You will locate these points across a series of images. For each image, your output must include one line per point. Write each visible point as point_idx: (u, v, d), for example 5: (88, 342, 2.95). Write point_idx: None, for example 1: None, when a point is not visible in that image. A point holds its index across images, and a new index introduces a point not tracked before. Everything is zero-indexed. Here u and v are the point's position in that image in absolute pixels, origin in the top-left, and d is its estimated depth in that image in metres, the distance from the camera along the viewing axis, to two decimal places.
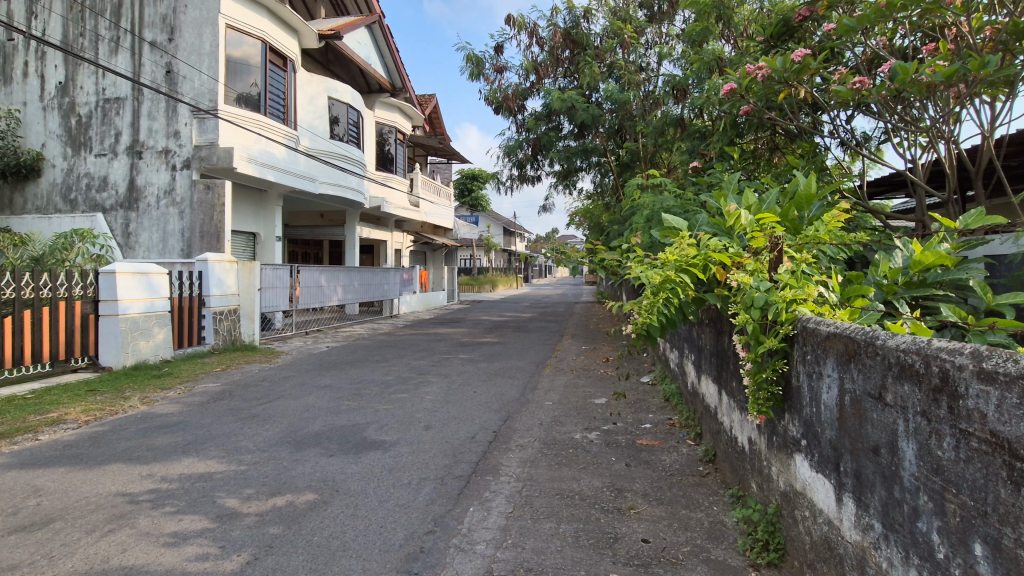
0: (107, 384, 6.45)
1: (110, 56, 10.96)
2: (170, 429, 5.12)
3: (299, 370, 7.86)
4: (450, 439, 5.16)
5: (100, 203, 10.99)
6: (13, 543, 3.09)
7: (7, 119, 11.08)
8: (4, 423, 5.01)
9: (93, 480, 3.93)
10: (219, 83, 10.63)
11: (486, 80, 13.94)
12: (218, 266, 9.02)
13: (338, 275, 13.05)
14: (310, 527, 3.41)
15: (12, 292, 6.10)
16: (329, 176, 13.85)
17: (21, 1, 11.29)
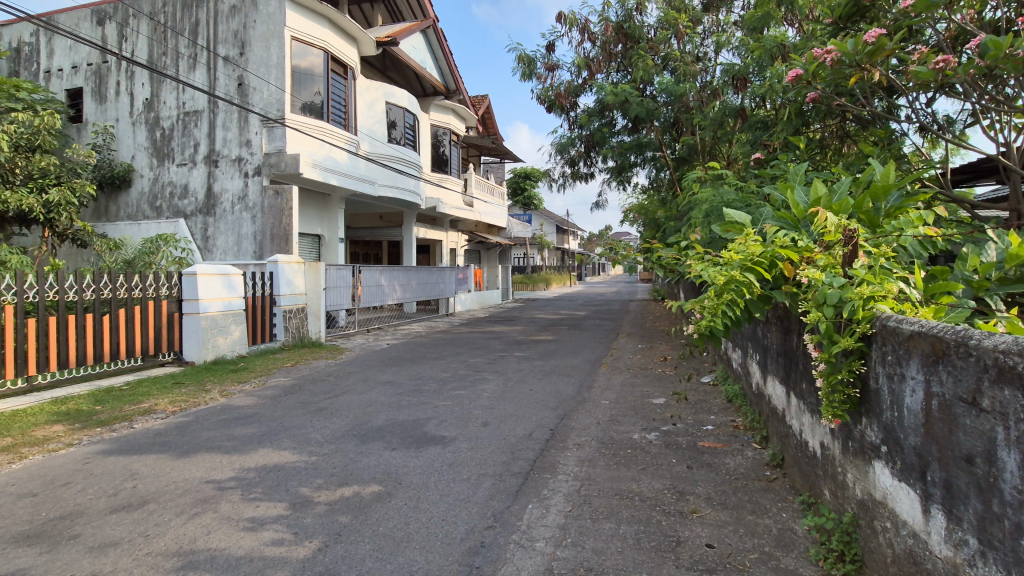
0: (191, 377, 6.96)
1: (189, 72, 11.78)
2: (246, 420, 5.47)
3: (362, 366, 8.17)
4: (508, 436, 5.21)
5: (182, 209, 11.84)
6: (114, 521, 3.39)
7: (102, 134, 12.12)
8: (104, 412, 5.51)
9: (180, 467, 4.26)
10: (286, 93, 11.20)
11: (538, 79, 13.93)
12: (287, 267, 9.51)
13: (397, 275, 13.45)
14: (376, 517, 3.54)
15: (109, 293, 6.70)
16: (387, 179, 14.29)
17: (112, 25, 12.29)
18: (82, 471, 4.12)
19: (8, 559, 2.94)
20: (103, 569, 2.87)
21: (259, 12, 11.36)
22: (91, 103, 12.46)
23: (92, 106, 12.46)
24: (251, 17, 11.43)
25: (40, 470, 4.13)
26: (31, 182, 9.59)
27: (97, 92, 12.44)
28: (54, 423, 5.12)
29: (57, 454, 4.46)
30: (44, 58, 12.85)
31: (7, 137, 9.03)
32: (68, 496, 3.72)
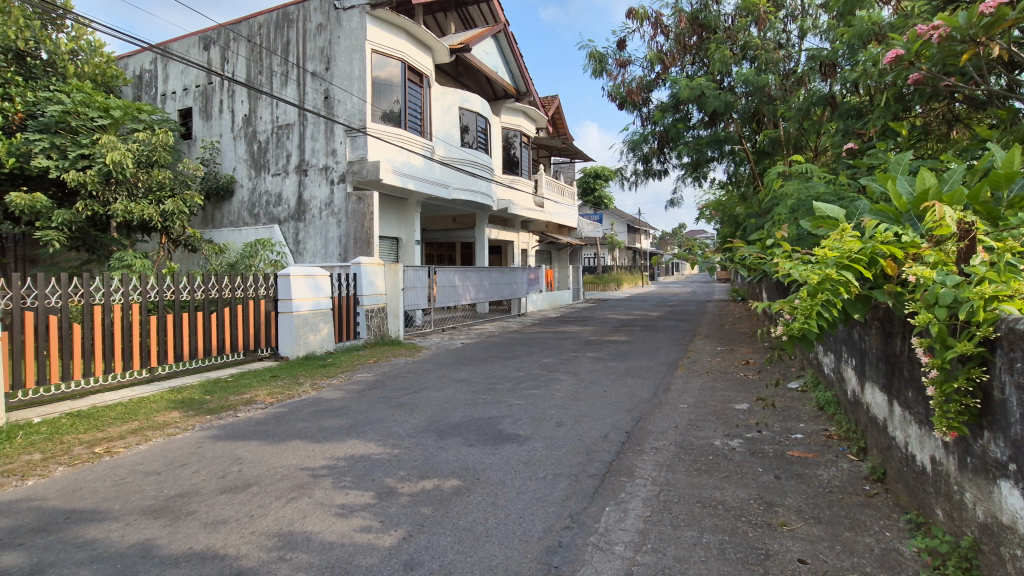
0: (286, 371, 7.51)
1: (282, 88, 12.71)
2: (335, 413, 5.82)
3: (438, 364, 8.43)
4: (583, 437, 5.17)
5: (276, 216, 12.79)
6: (224, 501, 3.73)
7: (209, 149, 13.34)
8: (213, 401, 6.07)
9: (278, 454, 4.60)
10: (367, 104, 11.79)
11: (609, 77, 13.71)
12: (369, 268, 9.97)
13: (470, 275, 13.75)
14: (456, 511, 3.65)
15: (216, 293, 7.36)
16: (461, 182, 14.66)
17: (216, 49, 13.49)
18: (196, 454, 4.56)
19: (139, 529, 3.31)
20: (216, 544, 3.16)
21: (343, 28, 12.04)
22: (199, 121, 13.74)
23: (200, 124, 13.75)
24: (335, 33, 12.14)
25: (162, 452, 4.62)
26: (152, 195, 10.73)
27: (204, 111, 13.71)
28: (173, 410, 5.70)
29: (175, 438, 4.97)
30: (161, 83, 14.34)
31: (132, 155, 10.17)
32: (185, 476, 4.13)
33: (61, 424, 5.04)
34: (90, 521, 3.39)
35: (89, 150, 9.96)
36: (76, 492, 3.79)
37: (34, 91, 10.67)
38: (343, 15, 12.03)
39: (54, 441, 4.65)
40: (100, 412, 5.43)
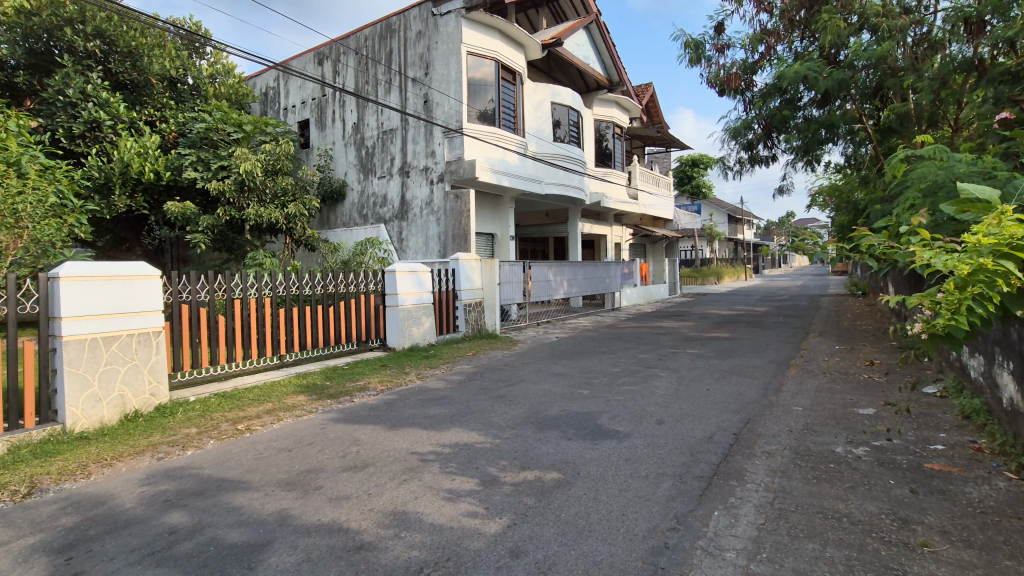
0: (394, 361, 8.00)
1: (386, 95, 13.49)
2: (439, 402, 6.11)
3: (535, 358, 8.54)
4: (686, 436, 4.98)
5: (382, 216, 13.63)
6: (346, 478, 4.07)
7: (324, 156, 14.51)
8: (333, 387, 6.63)
9: (391, 438, 4.92)
10: (463, 105, 12.18)
11: (707, 64, 12.95)
12: (467, 264, 10.34)
13: (564, 270, 13.76)
14: (558, 503, 3.68)
15: (333, 288, 8.01)
16: (553, 177, 14.69)
17: (329, 63, 14.61)
18: (320, 435, 5.02)
19: (276, 499, 3.70)
20: (340, 518, 3.45)
21: (440, 34, 12.50)
22: (316, 131, 14.98)
23: (316, 134, 14.99)
24: (433, 39, 12.65)
25: (293, 431, 5.13)
26: (278, 200, 11.94)
27: (319, 121, 14.92)
28: (299, 394, 6.31)
29: (302, 418, 5.50)
30: (284, 98, 15.82)
31: (261, 165, 11.35)
32: (312, 453, 4.56)
33: (210, 403, 5.77)
34: (237, 490, 3.85)
35: (227, 161, 11.22)
36: (224, 463, 4.32)
37: (184, 113, 12.21)
38: (440, 21, 12.48)
39: (206, 417, 5.34)
40: (241, 394, 6.14)
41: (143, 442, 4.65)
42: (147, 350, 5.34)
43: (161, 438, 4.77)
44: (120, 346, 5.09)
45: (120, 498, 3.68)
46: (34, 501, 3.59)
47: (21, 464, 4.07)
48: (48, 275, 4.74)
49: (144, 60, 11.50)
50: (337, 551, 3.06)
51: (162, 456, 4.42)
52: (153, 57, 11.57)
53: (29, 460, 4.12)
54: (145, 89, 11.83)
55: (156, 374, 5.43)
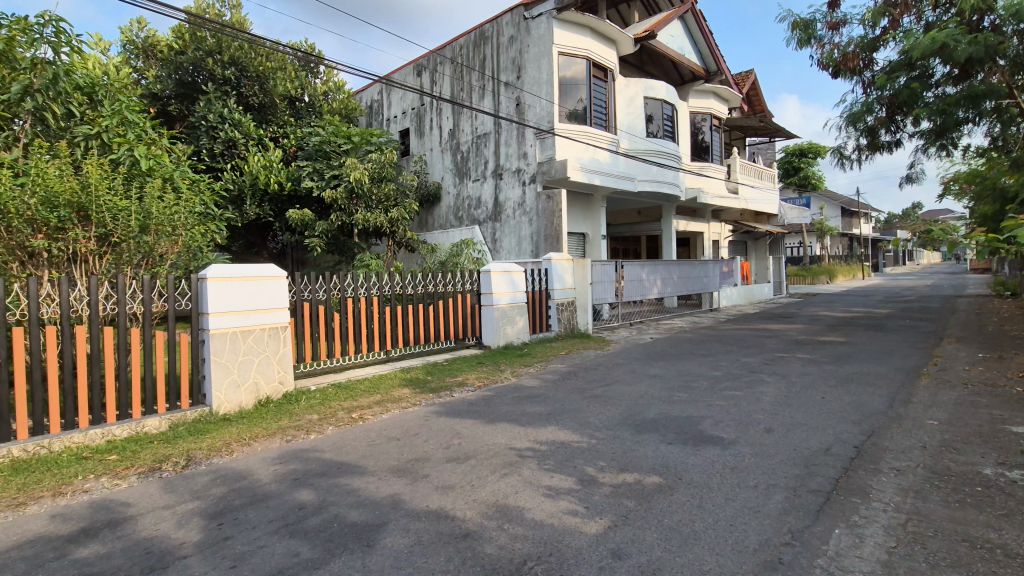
0: (490, 359, 8.24)
1: (480, 100, 13.90)
2: (534, 399, 6.21)
3: (630, 358, 8.37)
4: (798, 447, 4.64)
5: (477, 218, 14.03)
6: (450, 468, 4.27)
7: (421, 162, 15.25)
8: (434, 382, 6.98)
9: (490, 433, 5.08)
10: (555, 105, 12.24)
11: (817, 45, 11.94)
12: (559, 264, 10.39)
13: (658, 269, 13.36)
14: (660, 508, 3.59)
15: (433, 288, 8.39)
16: (647, 173, 14.31)
17: (427, 74, 15.33)
18: (425, 426, 5.30)
19: (388, 485, 3.97)
20: (446, 506, 3.63)
21: (532, 36, 12.64)
22: (415, 139, 15.79)
23: (415, 142, 15.79)
24: (525, 43, 12.83)
25: (400, 422, 5.47)
26: (382, 205, 12.74)
27: (419, 129, 15.69)
28: (405, 387, 6.71)
29: (408, 410, 5.84)
30: (387, 109, 16.83)
31: (368, 173, 12.18)
32: (417, 444, 4.83)
33: (328, 392, 6.30)
34: (354, 473, 4.18)
35: (338, 171, 12.15)
36: (342, 448, 4.71)
37: (301, 128, 13.40)
38: (532, 24, 12.62)
39: (325, 406, 5.84)
40: (354, 385, 6.65)
41: (274, 425, 5.19)
42: (276, 343, 5.93)
43: (288, 423, 5.30)
44: (254, 339, 5.70)
45: (257, 474, 4.14)
46: (190, 471, 4.15)
47: (180, 439, 4.72)
48: (198, 276, 5.43)
49: (270, 83, 12.68)
50: (445, 537, 3.22)
51: (290, 439, 4.91)
52: (277, 79, 12.76)
53: (186, 437, 4.77)
54: (270, 108, 13.12)
55: (284, 365, 6.01)
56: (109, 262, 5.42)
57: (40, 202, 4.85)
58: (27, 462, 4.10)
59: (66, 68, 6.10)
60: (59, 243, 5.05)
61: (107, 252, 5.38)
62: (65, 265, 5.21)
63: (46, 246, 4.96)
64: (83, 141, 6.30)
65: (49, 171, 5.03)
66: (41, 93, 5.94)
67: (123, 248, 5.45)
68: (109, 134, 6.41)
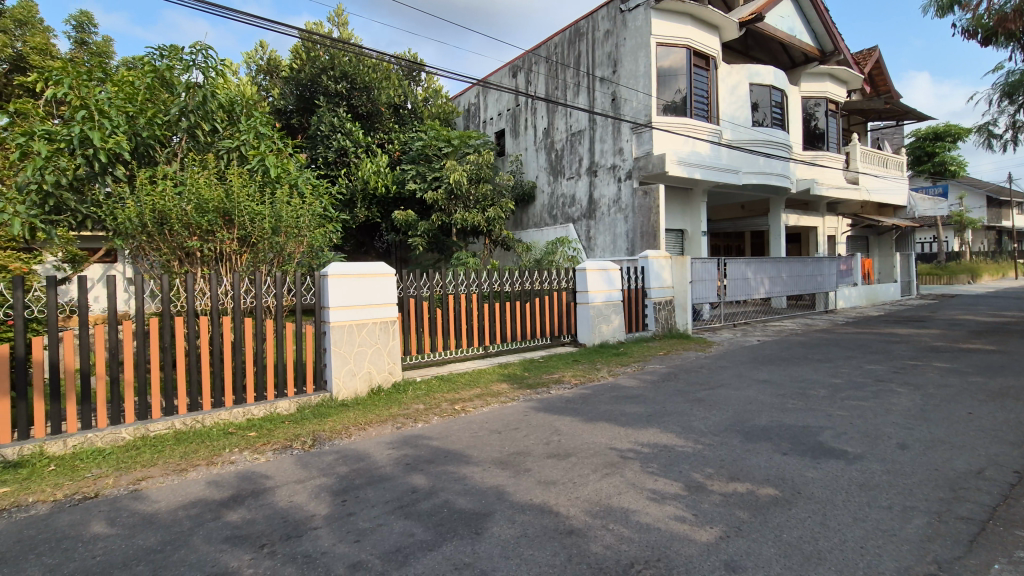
0: (587, 357, 8.18)
1: (575, 97, 13.84)
2: (634, 400, 6.08)
3: (735, 361, 7.91)
4: (941, 467, 4.12)
5: (571, 216, 13.96)
6: (552, 464, 4.30)
7: (516, 162, 15.50)
8: (531, 378, 7.08)
9: (590, 432, 5.05)
10: (653, 97, 11.88)
11: (963, 10, 10.51)
12: (656, 262, 10.07)
13: (766, 266, 12.51)
14: (777, 522, 3.35)
15: (529, 285, 8.51)
16: (752, 165, 13.44)
17: (522, 74, 15.55)
18: (525, 421, 5.39)
19: (491, 476, 4.09)
20: (549, 501, 3.66)
21: (629, 28, 12.34)
22: (510, 139, 16.07)
23: (511, 142, 16.07)
24: (622, 36, 12.56)
25: (500, 415, 5.61)
26: (479, 205, 13.11)
27: (513, 130, 15.95)
28: (503, 381, 6.88)
29: (507, 405, 5.98)
30: (483, 112, 17.28)
31: (466, 174, 12.61)
32: (519, 438, 4.92)
33: (432, 384, 6.63)
34: (460, 462, 4.35)
35: (439, 173, 12.67)
36: (448, 437, 4.93)
37: (404, 134, 14.15)
38: (629, 16, 12.33)
39: (430, 397, 6.14)
40: (456, 378, 6.92)
41: (385, 413, 5.55)
42: (387, 336, 6.32)
43: (398, 411, 5.64)
44: (367, 332, 6.13)
45: (374, 456, 4.45)
46: (317, 450, 4.56)
47: (307, 421, 5.21)
48: (320, 273, 5.94)
49: (376, 92, 13.53)
50: (550, 533, 3.24)
51: (400, 426, 5.22)
52: (382, 88, 13.60)
53: (311, 419, 5.24)
54: (376, 116, 13.98)
55: (393, 356, 6.40)
56: (248, 260, 6.05)
57: (194, 208, 5.56)
58: (187, 433, 4.73)
59: (210, 90, 6.93)
60: (209, 243, 5.76)
61: (246, 251, 6.03)
62: (212, 263, 5.90)
63: (199, 246, 5.68)
64: (224, 154, 7.11)
65: (201, 181, 5.75)
66: (192, 113, 6.81)
67: (259, 248, 6.08)
68: (245, 148, 7.17)
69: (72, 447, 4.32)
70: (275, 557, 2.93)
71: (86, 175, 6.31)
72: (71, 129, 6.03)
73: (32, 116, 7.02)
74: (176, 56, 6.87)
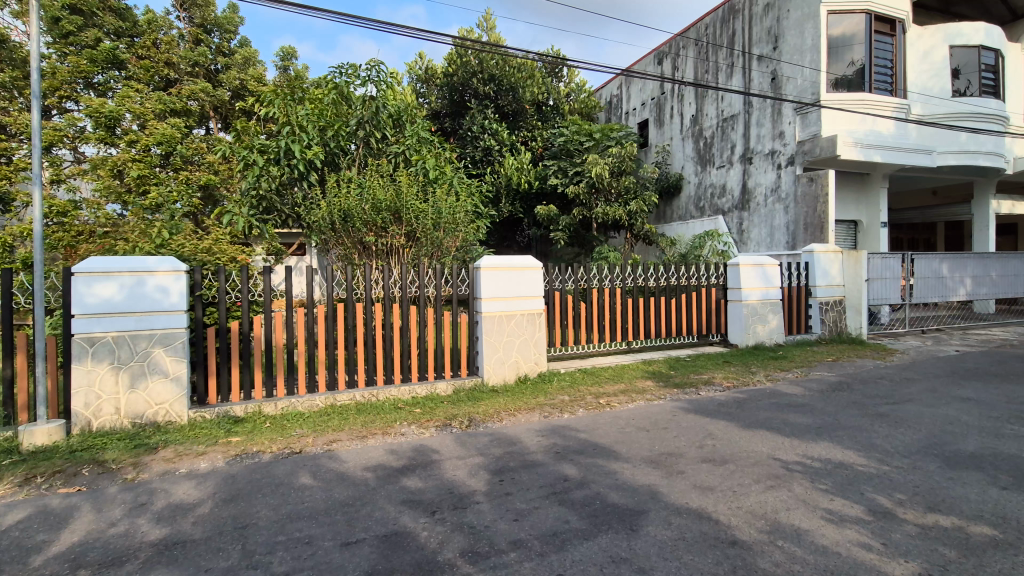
0: (739, 359, 7.64)
1: (727, 79, 12.89)
2: (798, 408, 5.54)
3: (926, 374, 6.78)
4: None
5: (721, 207, 13.07)
6: (708, 469, 4.10)
7: (662, 153, 14.88)
8: (678, 376, 6.81)
9: (749, 439, 4.72)
10: (822, 73, 10.60)
11: None
12: (823, 257, 9.03)
13: (967, 263, 10.53)
14: (997, 567, 2.81)
15: (675, 281, 8.17)
16: (951, 143, 11.39)
17: (669, 61, 14.88)
18: (674, 421, 5.21)
19: (643, 474, 4.02)
20: (707, 507, 3.50)
21: None
22: (654, 129, 15.50)
23: (655, 132, 15.50)
24: (785, 8, 11.38)
25: (648, 413, 5.49)
26: (621, 198, 12.93)
27: (658, 119, 15.34)
28: (648, 379, 6.70)
29: (654, 403, 5.83)
30: (626, 103, 16.85)
31: (609, 167, 12.50)
32: (669, 438, 4.77)
33: (577, 376, 6.71)
34: (610, 457, 4.35)
35: (581, 167, 12.69)
36: (596, 430, 4.96)
37: (548, 130, 14.43)
38: None
39: (575, 389, 6.23)
40: (599, 372, 6.93)
41: (532, 401, 5.75)
42: (534, 327, 6.52)
43: (544, 400, 5.80)
44: (516, 323, 6.38)
45: (525, 442, 4.64)
46: (472, 430, 4.89)
47: (463, 403, 5.61)
48: (474, 266, 6.28)
49: (520, 92, 13.99)
50: (710, 540, 3.10)
51: (548, 415, 5.38)
52: (527, 87, 14.01)
53: (466, 401, 5.64)
54: (521, 115, 14.43)
55: (539, 347, 6.58)
56: (413, 254, 6.62)
57: (371, 207, 6.28)
58: (366, 405, 5.39)
59: (382, 102, 7.73)
60: (382, 238, 6.45)
61: (412, 246, 6.63)
62: (384, 257, 6.59)
63: (374, 241, 6.40)
64: (393, 159, 7.84)
65: (377, 183, 6.46)
66: (368, 124, 7.65)
67: (422, 243, 6.61)
68: (409, 152, 7.84)
69: (281, 409, 5.17)
70: (445, 524, 3.20)
71: (288, 181, 7.44)
72: (279, 143, 7.16)
73: (249, 132, 8.49)
74: (354, 74, 7.77)
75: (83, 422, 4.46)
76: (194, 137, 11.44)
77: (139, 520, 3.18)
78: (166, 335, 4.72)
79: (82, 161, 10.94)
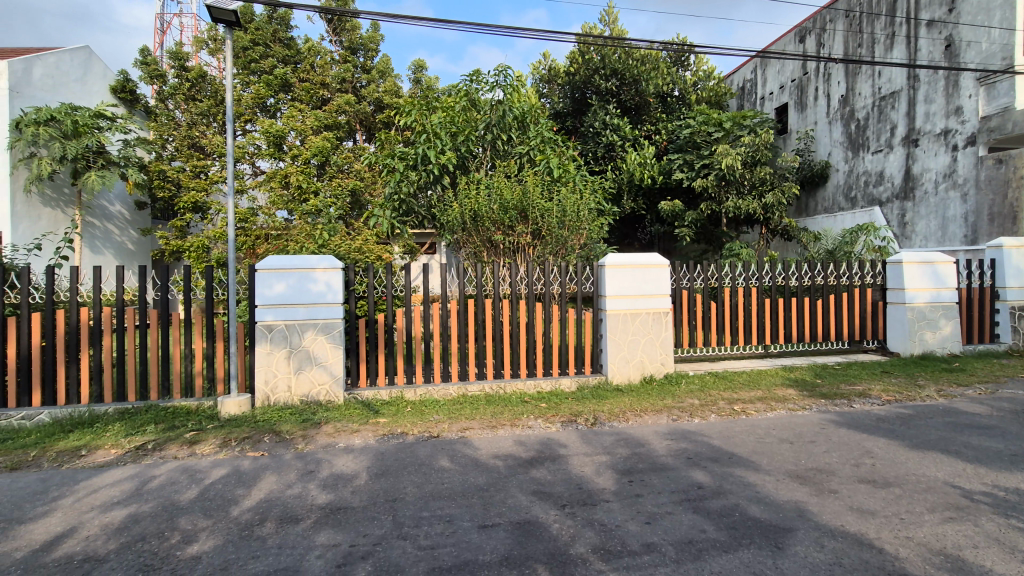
0: (902, 369, 6.71)
1: (886, 52, 11.36)
2: (983, 431, 4.72)
3: None
4: None
5: (877, 197, 11.56)
6: (867, 491, 3.66)
7: (804, 139, 13.50)
8: (825, 386, 6.15)
9: (918, 461, 4.13)
10: (1018, 32, 8.92)
11: None
12: (1015, 252, 7.60)
13: None
14: None
15: (821, 280, 7.39)
16: None
17: (812, 37, 13.45)
18: (823, 435, 4.73)
19: (788, 489, 3.71)
20: (868, 533, 3.13)
21: None
22: (795, 114, 14.12)
23: (795, 117, 14.12)
24: None
25: (790, 424, 5.05)
26: (755, 190, 12.03)
27: (799, 103, 13.96)
28: (789, 387, 6.16)
29: (797, 413, 5.34)
30: (761, 87, 15.53)
31: (742, 157, 11.63)
32: (818, 453, 4.34)
33: (706, 380, 6.37)
34: (748, 467, 4.07)
35: (709, 159, 11.99)
36: (731, 438, 4.67)
37: (673, 122, 13.84)
38: None
39: (705, 393, 5.92)
40: (732, 376, 6.53)
41: (660, 402, 5.59)
42: (661, 327, 6.32)
43: (673, 403, 5.60)
44: (641, 321, 6.23)
45: (654, 444, 4.52)
46: (598, 429, 4.87)
47: (587, 400, 5.63)
48: (599, 263, 6.24)
49: (643, 84, 13.59)
50: (873, 569, 2.77)
51: (676, 418, 5.18)
52: (650, 79, 13.58)
53: (590, 399, 5.64)
54: (644, 108, 14.02)
55: (666, 347, 6.36)
56: (539, 252, 6.77)
57: (500, 207, 6.56)
58: (494, 397, 5.64)
59: (508, 105, 8.01)
60: (510, 237, 6.68)
61: (537, 244, 6.78)
62: (511, 254, 6.83)
63: (502, 239, 6.66)
64: (518, 160, 8.06)
65: (505, 183, 6.72)
66: (495, 127, 7.98)
67: (547, 241, 6.72)
68: (533, 152, 8.00)
69: (420, 395, 5.60)
70: (576, 519, 3.24)
71: (423, 185, 8.01)
72: (417, 151, 7.75)
73: (390, 142, 9.27)
74: (482, 80, 8.13)
75: (263, 397, 5.23)
76: (343, 148, 12.76)
77: (309, 485, 3.65)
78: (326, 324, 5.33)
79: (258, 174, 12.75)
